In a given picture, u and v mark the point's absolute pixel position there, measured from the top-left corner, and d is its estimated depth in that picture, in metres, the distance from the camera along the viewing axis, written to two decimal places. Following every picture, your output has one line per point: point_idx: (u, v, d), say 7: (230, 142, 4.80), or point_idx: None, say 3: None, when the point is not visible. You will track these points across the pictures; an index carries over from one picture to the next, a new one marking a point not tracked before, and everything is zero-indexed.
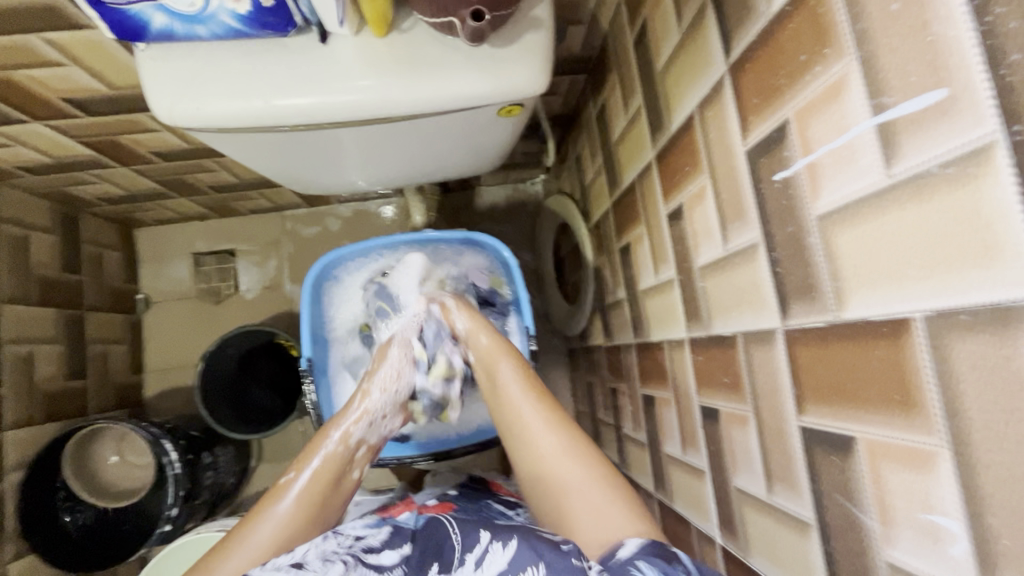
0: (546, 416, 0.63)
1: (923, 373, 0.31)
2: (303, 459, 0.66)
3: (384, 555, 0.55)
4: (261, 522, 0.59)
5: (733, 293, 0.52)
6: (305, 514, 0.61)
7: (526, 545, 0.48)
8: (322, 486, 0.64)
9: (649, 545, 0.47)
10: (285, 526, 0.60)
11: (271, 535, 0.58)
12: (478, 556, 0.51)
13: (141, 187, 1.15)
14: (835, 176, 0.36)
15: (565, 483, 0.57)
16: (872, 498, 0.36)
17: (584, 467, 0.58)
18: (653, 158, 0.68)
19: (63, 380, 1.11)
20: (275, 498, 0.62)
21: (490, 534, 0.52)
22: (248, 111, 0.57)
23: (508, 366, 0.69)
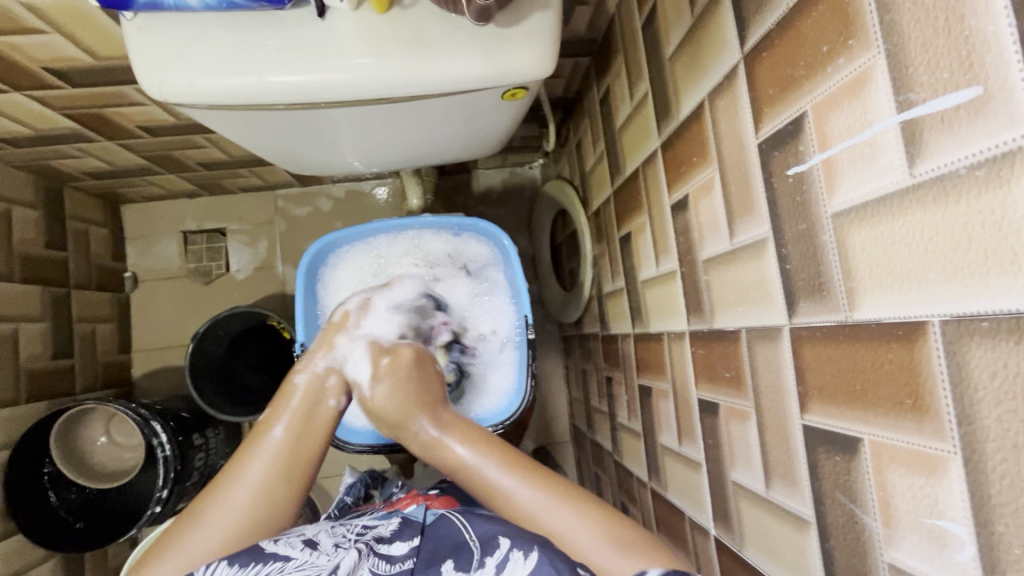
0: (523, 485, 0.56)
1: (938, 378, 0.30)
2: (280, 399, 0.65)
3: (394, 546, 0.56)
4: (250, 461, 0.60)
5: (738, 288, 0.51)
6: (293, 446, 0.62)
7: (546, 561, 0.48)
8: (305, 419, 0.64)
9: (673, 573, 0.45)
10: (271, 461, 0.60)
11: (261, 471, 0.59)
12: (499, 561, 0.50)
13: (128, 162, 1.11)
14: (853, 173, 0.35)
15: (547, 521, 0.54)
16: (875, 499, 0.36)
17: (559, 498, 0.55)
18: (658, 147, 0.67)
19: (50, 359, 1.09)
20: (260, 436, 0.62)
21: (511, 541, 0.52)
22: (241, 87, 0.54)
23: (458, 439, 0.62)
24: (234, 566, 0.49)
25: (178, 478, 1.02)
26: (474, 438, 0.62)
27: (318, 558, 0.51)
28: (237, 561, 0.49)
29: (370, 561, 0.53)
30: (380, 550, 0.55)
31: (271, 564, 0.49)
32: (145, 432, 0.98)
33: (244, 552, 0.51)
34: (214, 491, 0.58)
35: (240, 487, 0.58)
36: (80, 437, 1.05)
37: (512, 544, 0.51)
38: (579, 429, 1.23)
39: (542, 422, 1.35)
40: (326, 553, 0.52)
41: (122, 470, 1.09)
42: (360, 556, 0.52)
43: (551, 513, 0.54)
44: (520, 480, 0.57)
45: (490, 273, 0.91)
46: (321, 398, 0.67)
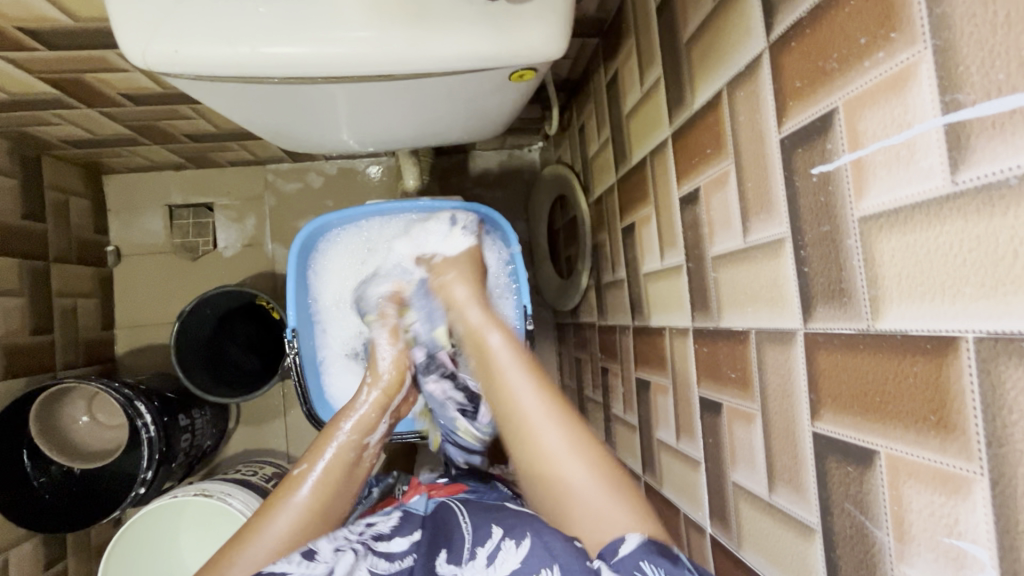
0: (542, 398, 0.59)
1: (968, 396, 0.29)
2: (315, 452, 0.65)
3: (393, 542, 0.56)
4: (277, 518, 0.58)
5: (749, 288, 0.50)
6: (319, 505, 0.61)
7: (539, 544, 0.48)
8: (334, 480, 0.63)
9: (650, 545, 0.46)
10: (300, 520, 0.59)
11: (285, 527, 0.58)
12: (490, 552, 0.51)
13: (110, 131, 1.06)
14: (885, 176, 0.34)
15: (563, 475, 0.54)
16: (889, 513, 0.35)
17: (590, 472, 0.54)
18: (668, 137, 0.65)
19: (28, 335, 1.05)
20: (288, 490, 0.61)
21: (504, 531, 0.53)
22: (232, 57, 0.51)
23: (499, 339, 0.66)
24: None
25: (163, 459, 1.00)
26: (511, 344, 0.65)
27: (316, 568, 0.49)
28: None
29: (368, 559, 0.52)
30: (378, 549, 0.54)
31: None
32: (129, 413, 0.95)
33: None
34: (237, 546, 0.56)
35: (263, 544, 0.56)
36: (62, 415, 1.02)
37: (504, 534, 0.52)
38: None
39: None
40: (325, 561, 0.50)
41: (101, 450, 1.07)
42: (357, 556, 0.52)
43: (568, 461, 0.54)
44: (542, 394, 0.59)
45: (496, 273, 0.88)
46: (361, 453, 0.66)
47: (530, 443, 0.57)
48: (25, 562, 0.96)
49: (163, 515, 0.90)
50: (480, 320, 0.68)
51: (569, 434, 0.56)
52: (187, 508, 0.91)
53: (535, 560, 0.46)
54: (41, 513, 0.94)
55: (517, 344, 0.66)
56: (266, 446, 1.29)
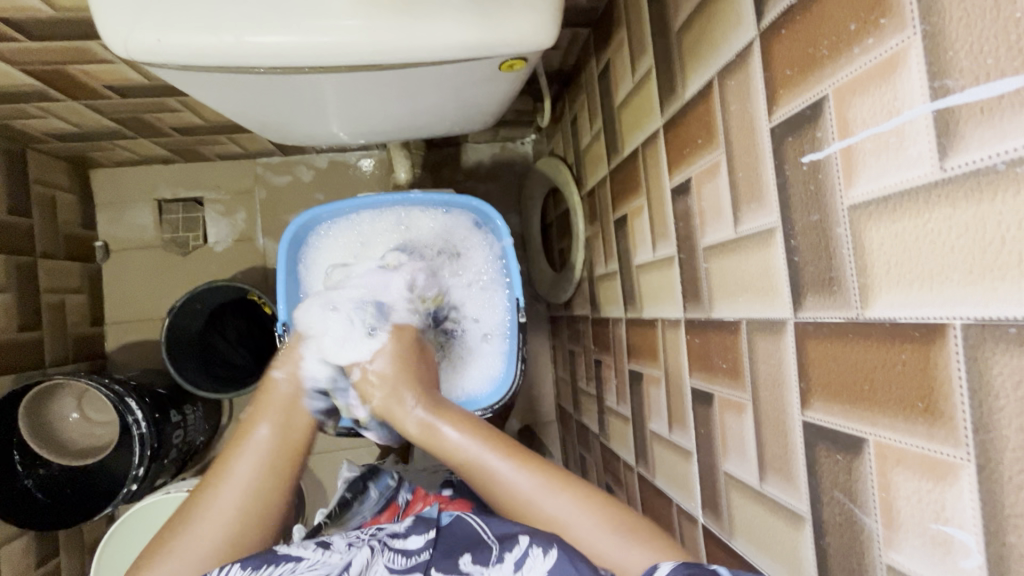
0: (523, 472, 0.56)
1: (955, 383, 0.29)
2: (261, 397, 0.64)
3: (410, 539, 0.57)
4: (237, 461, 0.57)
5: (740, 278, 0.50)
6: (279, 441, 0.60)
7: (567, 559, 0.47)
8: (287, 415, 0.62)
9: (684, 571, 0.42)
10: (260, 459, 0.58)
11: (247, 470, 0.57)
12: (517, 558, 0.49)
13: (96, 124, 1.04)
14: (875, 164, 0.33)
15: (542, 510, 0.54)
16: (877, 501, 0.35)
17: (550, 489, 0.55)
18: (659, 127, 0.64)
19: (16, 332, 1.04)
20: (246, 432, 0.60)
21: (529, 537, 0.51)
22: (217, 47, 0.50)
23: (455, 430, 0.60)
24: (248, 569, 0.49)
25: (155, 455, 0.99)
26: (469, 427, 0.60)
27: (330, 556, 0.52)
28: (250, 565, 0.49)
29: (384, 555, 0.54)
30: (395, 545, 0.56)
31: (283, 565, 0.50)
32: (119, 409, 0.95)
33: (255, 556, 0.51)
34: (204, 496, 0.56)
35: (228, 487, 0.56)
36: (52, 411, 1.01)
37: (531, 540, 0.50)
38: (565, 409, 1.23)
39: (528, 401, 1.34)
40: (339, 551, 0.53)
41: (91, 447, 1.06)
42: (374, 552, 0.54)
43: (547, 498, 0.54)
44: (514, 464, 0.56)
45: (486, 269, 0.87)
46: (302, 388, 0.65)
47: (525, 517, 0.55)
48: (16, 560, 0.95)
49: (155, 512, 0.90)
50: (420, 428, 0.60)
51: (540, 475, 0.56)
52: (180, 504, 0.90)
53: (559, 568, 0.46)
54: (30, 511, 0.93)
55: (478, 425, 0.60)
56: None
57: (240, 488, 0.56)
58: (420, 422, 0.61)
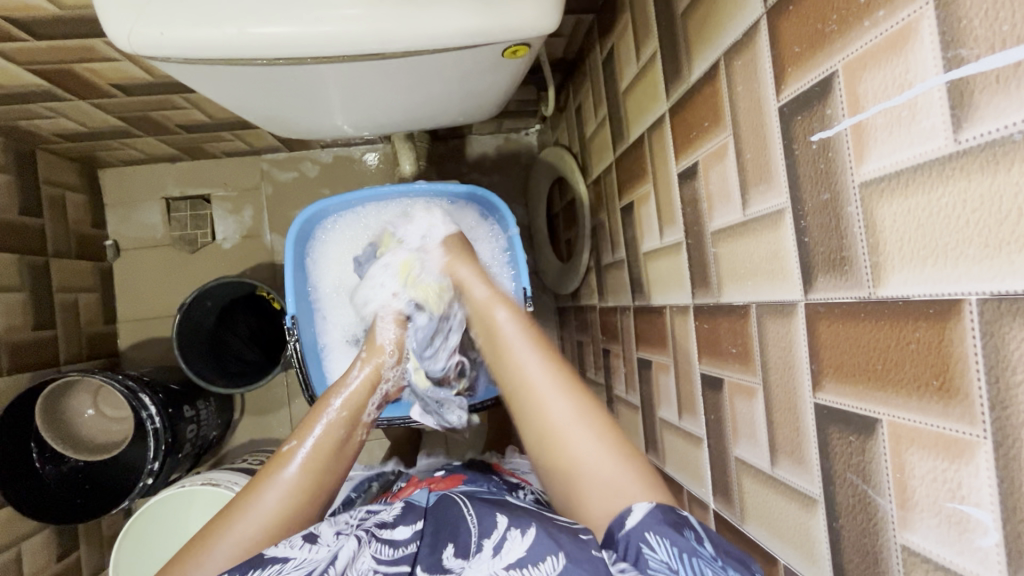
0: (547, 369, 0.60)
1: (971, 360, 0.29)
2: (305, 426, 0.63)
3: (397, 530, 0.56)
4: (266, 494, 0.57)
5: (750, 261, 0.49)
6: (309, 483, 0.59)
7: (544, 534, 0.47)
8: (326, 454, 0.61)
9: (658, 512, 0.47)
10: (290, 495, 0.58)
11: (275, 504, 0.57)
12: (495, 543, 0.50)
13: (103, 123, 1.05)
14: (886, 139, 0.33)
15: (573, 442, 0.55)
16: (891, 482, 0.35)
17: (593, 431, 0.55)
18: (665, 112, 0.63)
19: (31, 330, 1.05)
20: (279, 467, 0.59)
21: (507, 521, 0.52)
22: (219, 40, 0.50)
23: (506, 314, 0.67)
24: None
25: (169, 449, 1.01)
26: (518, 320, 0.66)
27: (317, 552, 0.51)
28: (236, 571, 0.48)
29: (372, 546, 0.53)
30: (382, 536, 0.55)
31: (270, 567, 0.49)
32: (134, 405, 0.96)
33: (241, 561, 0.49)
34: (224, 521, 0.55)
35: (250, 518, 0.55)
36: (68, 408, 1.03)
37: (510, 523, 0.51)
38: None
39: None
40: (326, 545, 0.52)
41: (109, 442, 1.08)
42: (360, 543, 0.53)
43: (579, 439, 0.54)
44: (551, 373, 0.59)
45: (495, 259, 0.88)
46: (351, 430, 0.65)
47: (541, 411, 0.57)
48: (37, 554, 0.97)
49: (170, 505, 0.91)
50: (486, 297, 0.69)
51: (575, 403, 0.57)
52: (195, 498, 0.91)
53: (539, 547, 0.46)
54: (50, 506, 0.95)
55: (523, 317, 0.67)
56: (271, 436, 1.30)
57: (263, 525, 0.56)
58: (485, 294, 0.70)
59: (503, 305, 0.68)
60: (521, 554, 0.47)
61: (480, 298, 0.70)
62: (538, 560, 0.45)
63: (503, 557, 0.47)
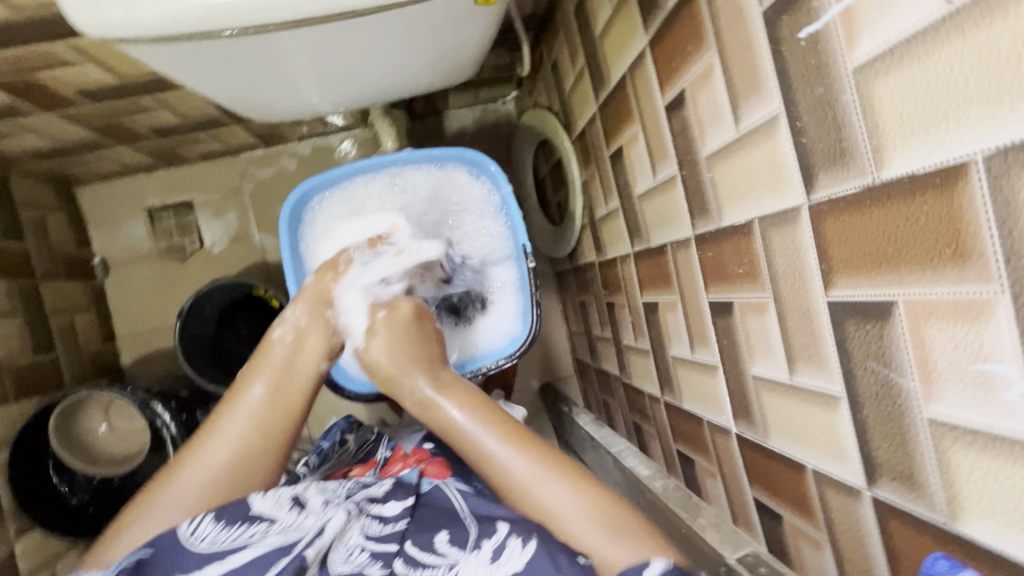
0: (520, 453, 0.57)
1: (982, 218, 0.29)
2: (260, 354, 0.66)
3: (386, 505, 0.61)
4: (229, 420, 0.61)
5: (747, 178, 0.49)
6: (269, 402, 0.62)
7: (543, 554, 0.51)
8: (280, 380, 0.64)
9: (676, 574, 0.45)
10: (251, 418, 0.61)
11: (240, 428, 0.60)
12: (494, 547, 0.53)
13: (73, 136, 1.02)
14: (875, 17, 0.33)
15: (564, 519, 0.53)
16: (912, 360, 0.36)
17: (585, 513, 0.52)
18: (645, 46, 0.63)
19: (31, 355, 1.04)
20: (241, 391, 0.63)
21: (507, 527, 0.55)
22: (187, 11, 0.49)
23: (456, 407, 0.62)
24: (220, 522, 0.53)
25: None
26: (471, 401, 0.63)
27: (304, 520, 0.55)
28: (222, 516, 0.53)
29: (362, 520, 0.58)
30: (372, 511, 0.60)
31: (256, 525, 0.53)
32: (147, 414, 0.96)
33: (231, 508, 0.54)
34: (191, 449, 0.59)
35: (214, 447, 0.59)
36: (79, 426, 1.00)
37: (510, 530, 0.54)
38: (582, 360, 1.24)
39: (544, 358, 1.35)
40: (314, 514, 0.56)
41: (130, 454, 1.03)
42: (351, 517, 0.57)
43: (569, 511, 0.53)
44: (527, 456, 0.57)
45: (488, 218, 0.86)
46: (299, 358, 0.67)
47: (521, 496, 0.56)
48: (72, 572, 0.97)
49: None
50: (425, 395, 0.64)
51: (568, 483, 0.54)
52: None
53: (538, 569, 0.49)
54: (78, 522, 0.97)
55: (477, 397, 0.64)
56: None
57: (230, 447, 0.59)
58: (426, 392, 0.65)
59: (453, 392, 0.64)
60: (519, 568, 0.50)
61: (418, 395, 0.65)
62: None
63: (500, 564, 0.51)
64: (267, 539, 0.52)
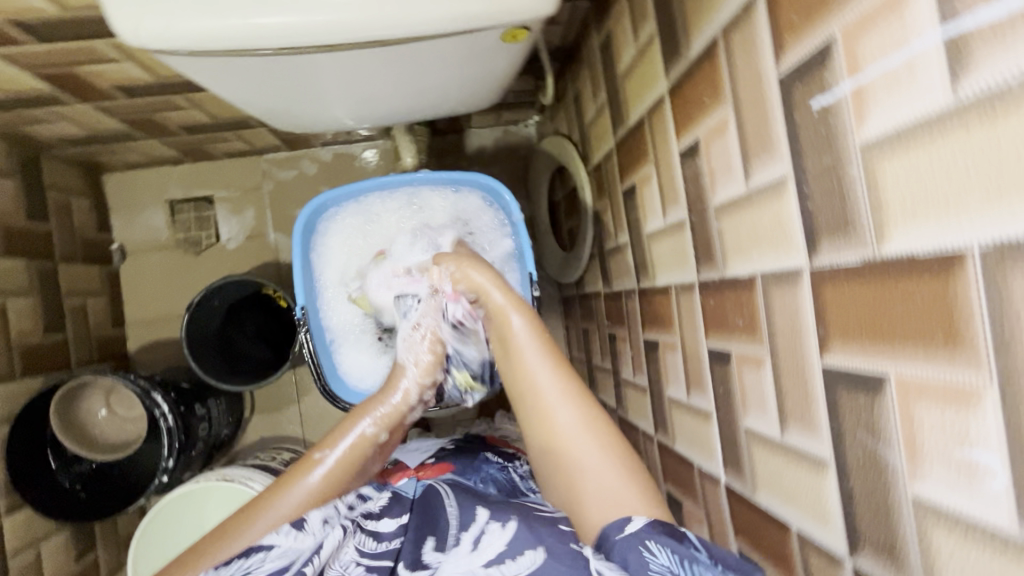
0: (555, 376, 0.60)
1: (976, 307, 0.29)
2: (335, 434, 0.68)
3: (382, 521, 0.62)
4: (290, 493, 0.63)
5: (753, 233, 0.50)
6: (330, 490, 0.65)
7: (525, 529, 0.52)
8: (347, 469, 0.67)
9: (657, 525, 0.47)
10: (308, 501, 0.64)
11: (298, 506, 0.63)
12: (475, 538, 0.55)
13: (106, 126, 1.06)
14: (886, 99, 0.34)
15: (579, 457, 0.55)
16: (900, 436, 0.36)
17: (600, 457, 0.54)
18: (665, 91, 0.64)
19: (42, 334, 1.06)
20: (308, 468, 0.65)
21: (488, 517, 0.57)
22: (223, 30, 0.51)
23: (519, 320, 0.65)
24: (219, 561, 0.55)
25: (183, 447, 1.01)
26: (534, 327, 0.65)
27: (302, 541, 0.56)
28: (228, 559, 0.55)
29: (356, 537, 0.59)
30: (367, 527, 0.61)
31: (253, 556, 0.55)
32: (146, 404, 0.97)
33: (236, 549, 0.56)
34: (247, 520, 0.61)
35: (266, 522, 0.61)
36: (80, 409, 1.04)
37: (489, 520, 0.56)
38: None
39: None
40: (311, 534, 0.57)
41: (124, 441, 1.08)
42: (345, 533, 0.59)
43: (589, 453, 0.55)
44: (563, 385, 0.60)
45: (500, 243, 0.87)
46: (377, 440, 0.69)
47: (544, 421, 0.59)
48: (56, 554, 0.98)
49: (183, 502, 0.91)
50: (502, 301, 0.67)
51: (596, 436, 0.56)
52: (210, 493, 0.92)
53: (518, 543, 0.51)
54: (70, 505, 0.97)
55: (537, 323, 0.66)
56: (282, 433, 1.31)
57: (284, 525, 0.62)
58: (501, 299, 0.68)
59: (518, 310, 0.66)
60: (501, 548, 0.51)
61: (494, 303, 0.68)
62: (518, 554, 0.50)
63: (482, 552, 0.52)
64: (264, 565, 0.54)
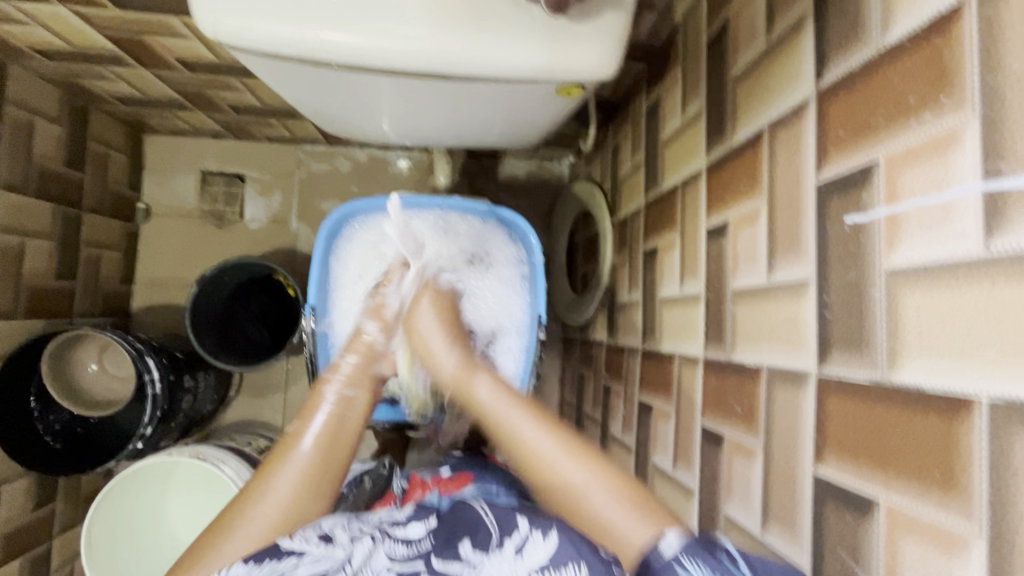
0: (553, 436, 0.57)
1: (976, 457, 0.30)
2: (306, 411, 0.63)
3: (409, 527, 0.54)
4: (280, 471, 0.57)
5: (766, 326, 0.50)
6: (321, 459, 0.59)
7: (568, 540, 0.45)
8: (333, 433, 0.61)
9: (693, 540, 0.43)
10: (301, 475, 0.57)
11: (290, 483, 0.57)
12: (516, 543, 0.47)
13: (159, 92, 1.09)
14: (918, 234, 0.34)
15: (592, 501, 0.52)
16: (882, 563, 0.36)
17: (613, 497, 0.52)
18: (703, 167, 0.66)
19: (52, 279, 1.08)
20: (289, 446, 0.59)
21: (529, 521, 0.49)
22: (297, 39, 0.53)
23: (486, 385, 0.65)
24: (250, 562, 0.46)
25: (164, 417, 1.01)
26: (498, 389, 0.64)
27: (333, 550, 0.48)
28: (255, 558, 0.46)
29: (385, 544, 0.51)
30: (395, 534, 0.53)
31: (286, 560, 0.46)
32: (138, 366, 0.97)
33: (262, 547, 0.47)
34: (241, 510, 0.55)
35: (268, 503, 0.55)
36: (73, 360, 1.04)
37: (532, 525, 0.48)
38: None
39: None
40: (341, 545, 0.49)
41: (108, 401, 1.08)
42: (375, 542, 0.51)
43: (591, 487, 0.53)
44: (546, 429, 0.58)
45: (511, 277, 0.89)
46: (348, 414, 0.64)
47: (543, 471, 0.56)
48: (16, 500, 0.97)
49: (153, 472, 0.90)
50: (459, 371, 0.68)
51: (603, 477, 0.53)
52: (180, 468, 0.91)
53: (562, 551, 0.44)
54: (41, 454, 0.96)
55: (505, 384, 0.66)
56: (263, 419, 1.30)
57: (282, 500, 0.56)
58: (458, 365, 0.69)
59: (485, 374, 0.67)
60: (543, 560, 0.44)
61: (453, 371, 0.69)
62: (561, 564, 0.43)
63: (526, 560, 0.45)
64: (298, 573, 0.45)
